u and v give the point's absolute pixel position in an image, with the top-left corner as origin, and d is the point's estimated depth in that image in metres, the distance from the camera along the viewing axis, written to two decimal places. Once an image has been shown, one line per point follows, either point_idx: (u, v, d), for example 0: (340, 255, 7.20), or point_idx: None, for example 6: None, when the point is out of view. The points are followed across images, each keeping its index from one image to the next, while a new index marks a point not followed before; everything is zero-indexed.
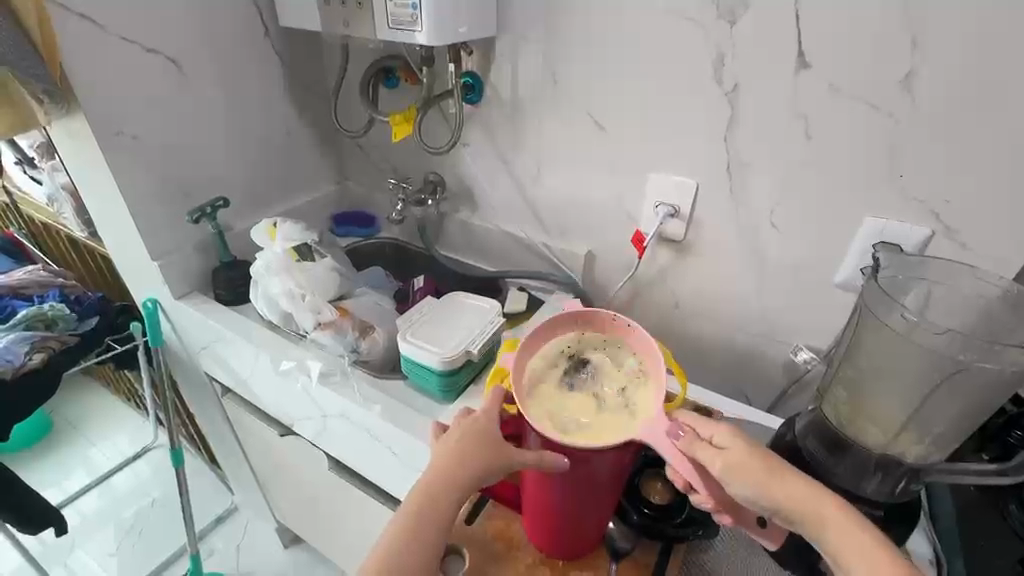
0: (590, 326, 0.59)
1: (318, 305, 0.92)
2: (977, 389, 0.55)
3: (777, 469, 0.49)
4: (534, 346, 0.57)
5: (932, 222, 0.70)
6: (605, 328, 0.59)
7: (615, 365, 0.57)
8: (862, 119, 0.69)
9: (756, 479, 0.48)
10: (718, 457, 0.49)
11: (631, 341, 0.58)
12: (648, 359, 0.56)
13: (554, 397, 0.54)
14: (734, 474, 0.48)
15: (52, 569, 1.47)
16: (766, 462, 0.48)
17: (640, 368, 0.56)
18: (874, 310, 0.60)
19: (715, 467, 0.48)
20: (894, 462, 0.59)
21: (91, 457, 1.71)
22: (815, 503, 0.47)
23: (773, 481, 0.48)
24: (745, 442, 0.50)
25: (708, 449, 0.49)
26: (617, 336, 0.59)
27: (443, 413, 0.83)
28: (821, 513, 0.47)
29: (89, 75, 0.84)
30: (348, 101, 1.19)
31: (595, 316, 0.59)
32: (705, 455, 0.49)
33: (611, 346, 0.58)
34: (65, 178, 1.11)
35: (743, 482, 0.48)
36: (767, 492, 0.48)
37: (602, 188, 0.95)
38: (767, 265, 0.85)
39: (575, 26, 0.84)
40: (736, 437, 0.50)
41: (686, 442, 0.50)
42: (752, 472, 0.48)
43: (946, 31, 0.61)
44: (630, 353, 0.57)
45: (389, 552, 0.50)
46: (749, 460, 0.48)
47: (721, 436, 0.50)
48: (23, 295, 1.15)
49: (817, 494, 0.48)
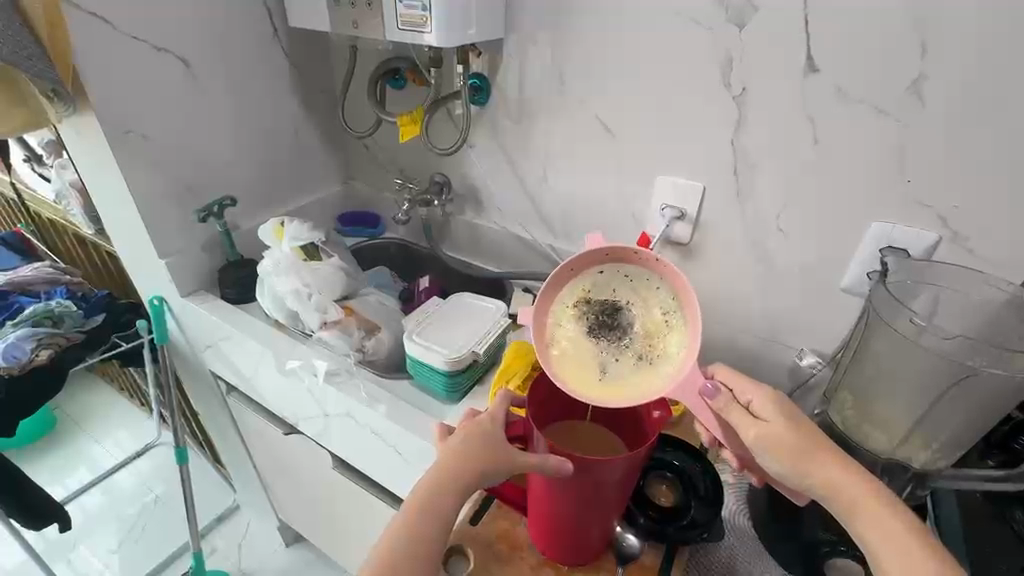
0: (614, 260, 0.57)
1: (325, 304, 0.93)
2: (986, 396, 0.55)
3: (814, 445, 0.50)
4: (553, 293, 0.57)
5: (941, 227, 0.70)
6: (629, 262, 0.57)
7: (641, 305, 0.56)
8: (871, 122, 0.69)
9: (785, 455, 0.50)
10: (753, 427, 0.51)
11: (665, 275, 0.55)
12: (680, 292, 0.55)
13: (581, 344, 0.56)
14: (765, 445, 0.51)
15: (55, 564, 1.48)
16: (802, 438, 0.50)
17: (671, 306, 0.56)
18: (881, 313, 0.61)
19: (748, 434, 0.52)
20: (901, 469, 0.61)
21: (94, 453, 1.72)
22: (850, 491, 0.48)
23: (809, 458, 0.49)
24: (786, 418, 0.51)
25: (743, 418, 0.52)
26: (648, 266, 0.56)
27: (447, 414, 0.83)
28: (853, 496, 0.48)
29: (100, 73, 0.85)
30: (355, 100, 1.19)
31: (619, 250, 0.56)
32: (740, 421, 0.52)
33: (639, 278, 0.57)
34: (74, 176, 1.12)
35: (771, 454, 0.51)
36: (798, 470, 0.50)
37: (609, 189, 0.95)
38: (773, 268, 0.85)
39: (582, 29, 0.85)
40: (778, 412, 0.52)
41: (722, 404, 0.52)
42: (784, 447, 0.50)
43: (957, 34, 0.61)
44: (661, 287, 0.56)
45: (386, 550, 0.50)
46: (786, 436, 0.50)
47: (764, 408, 0.53)
48: (30, 292, 1.16)
49: (853, 480, 0.48)
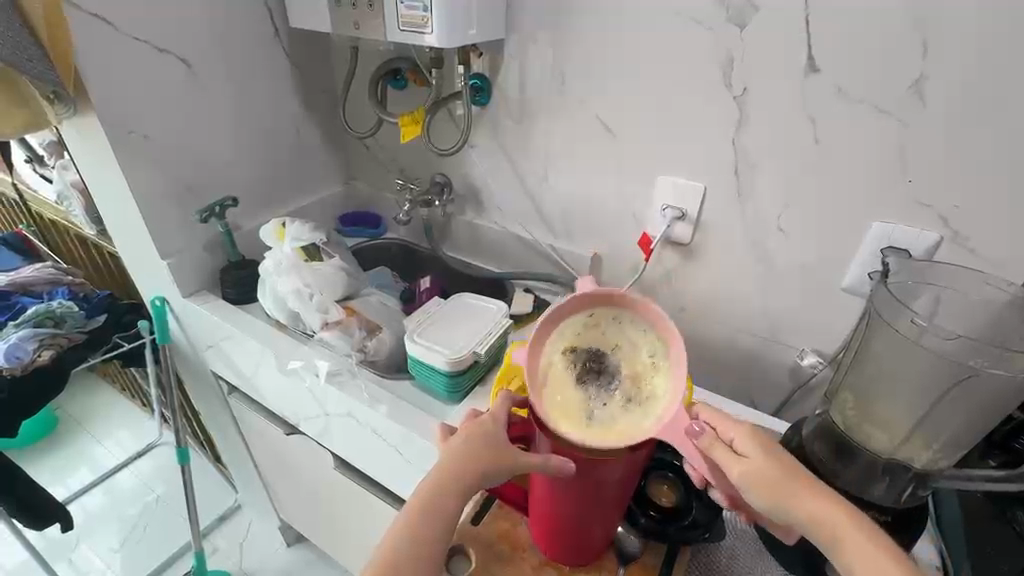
0: (600, 304, 0.56)
1: (326, 304, 0.93)
2: (987, 395, 0.55)
3: (794, 477, 0.49)
4: (542, 336, 0.55)
5: (942, 227, 0.70)
6: (616, 305, 0.55)
7: (629, 349, 0.54)
8: (872, 123, 0.69)
9: (768, 490, 0.49)
10: (737, 464, 0.50)
11: (651, 318, 0.54)
12: (665, 334, 0.53)
13: (569, 388, 0.53)
14: (749, 481, 0.49)
15: (57, 564, 1.48)
16: (784, 470, 0.49)
17: (657, 347, 0.54)
18: (882, 313, 0.61)
19: (732, 472, 0.50)
20: (902, 468, 0.59)
21: (96, 453, 1.72)
22: (831, 519, 0.47)
23: (790, 490, 0.48)
24: (766, 452, 0.50)
25: (727, 455, 0.50)
26: (634, 309, 0.55)
27: (448, 414, 0.84)
28: (833, 525, 0.47)
29: (101, 74, 0.85)
30: (356, 101, 1.19)
31: (607, 292, 0.55)
32: (723, 458, 0.50)
33: (625, 321, 0.55)
34: (75, 177, 1.12)
35: (757, 491, 0.49)
36: (782, 504, 0.48)
37: (610, 189, 0.95)
38: (775, 269, 0.85)
39: (583, 29, 0.85)
40: (757, 446, 0.51)
41: (707, 442, 0.51)
42: (768, 482, 0.49)
43: (959, 34, 0.61)
44: (647, 331, 0.54)
45: (388, 552, 0.50)
46: (768, 471, 0.49)
47: (744, 443, 0.51)
48: (32, 292, 1.16)
49: (831, 507, 0.48)
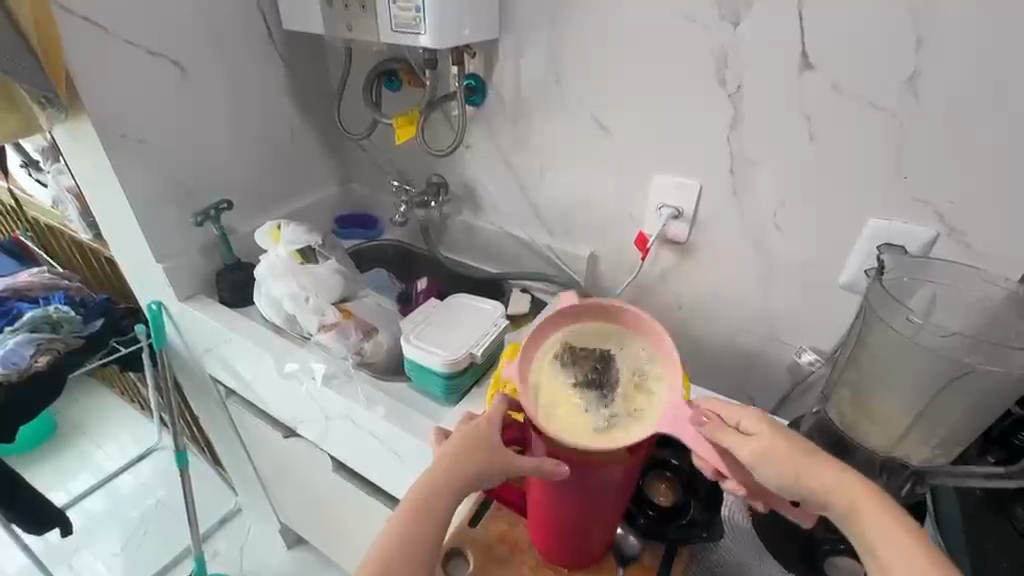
0: (586, 317, 0.57)
1: (323, 306, 0.92)
2: (983, 392, 0.55)
3: (806, 452, 0.48)
4: (533, 349, 0.55)
5: (938, 224, 0.70)
6: (604, 318, 0.57)
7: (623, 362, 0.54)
8: (867, 119, 0.69)
9: (784, 463, 0.48)
10: (747, 443, 0.49)
11: (644, 331, 0.55)
12: (657, 344, 0.55)
13: (564, 399, 0.52)
14: (763, 459, 0.48)
15: (57, 569, 1.48)
16: (792, 444, 0.49)
17: (650, 360, 0.54)
18: (878, 310, 0.61)
19: (742, 452, 0.49)
20: (899, 465, 0.60)
21: (95, 458, 1.72)
22: (845, 487, 0.47)
23: (802, 463, 0.48)
24: (772, 428, 0.50)
25: (737, 436, 0.49)
26: (625, 324, 0.56)
27: (445, 417, 0.83)
28: (852, 500, 0.47)
29: (94, 78, 0.85)
30: (351, 101, 1.19)
31: (595, 306, 0.56)
32: (735, 440, 0.49)
33: (615, 337, 0.56)
34: (70, 182, 1.12)
35: (770, 468, 0.48)
36: (798, 478, 0.47)
37: (607, 187, 0.94)
38: (773, 265, 0.85)
39: (578, 28, 0.84)
40: (762, 424, 0.50)
41: (713, 428, 0.50)
42: (778, 456, 0.48)
43: (956, 31, 0.60)
44: (638, 343, 0.56)
45: (382, 551, 0.49)
46: (778, 445, 0.48)
47: (750, 423, 0.51)
48: (28, 297, 1.16)
49: (847, 484, 0.47)
